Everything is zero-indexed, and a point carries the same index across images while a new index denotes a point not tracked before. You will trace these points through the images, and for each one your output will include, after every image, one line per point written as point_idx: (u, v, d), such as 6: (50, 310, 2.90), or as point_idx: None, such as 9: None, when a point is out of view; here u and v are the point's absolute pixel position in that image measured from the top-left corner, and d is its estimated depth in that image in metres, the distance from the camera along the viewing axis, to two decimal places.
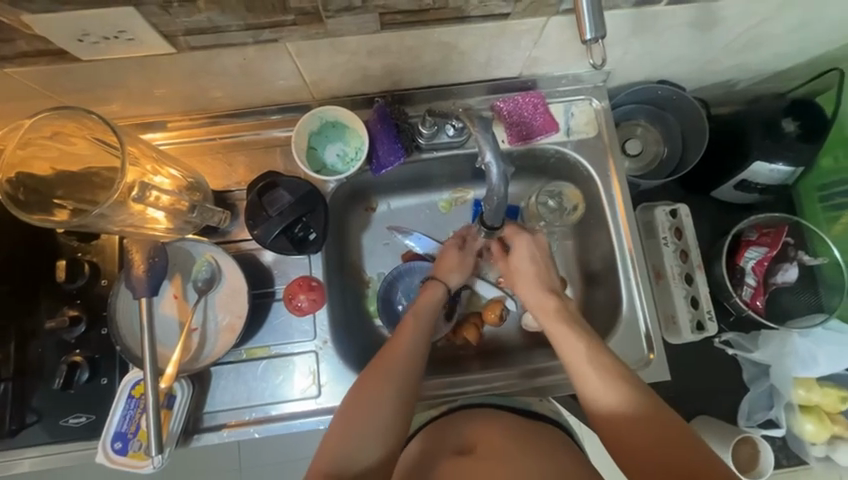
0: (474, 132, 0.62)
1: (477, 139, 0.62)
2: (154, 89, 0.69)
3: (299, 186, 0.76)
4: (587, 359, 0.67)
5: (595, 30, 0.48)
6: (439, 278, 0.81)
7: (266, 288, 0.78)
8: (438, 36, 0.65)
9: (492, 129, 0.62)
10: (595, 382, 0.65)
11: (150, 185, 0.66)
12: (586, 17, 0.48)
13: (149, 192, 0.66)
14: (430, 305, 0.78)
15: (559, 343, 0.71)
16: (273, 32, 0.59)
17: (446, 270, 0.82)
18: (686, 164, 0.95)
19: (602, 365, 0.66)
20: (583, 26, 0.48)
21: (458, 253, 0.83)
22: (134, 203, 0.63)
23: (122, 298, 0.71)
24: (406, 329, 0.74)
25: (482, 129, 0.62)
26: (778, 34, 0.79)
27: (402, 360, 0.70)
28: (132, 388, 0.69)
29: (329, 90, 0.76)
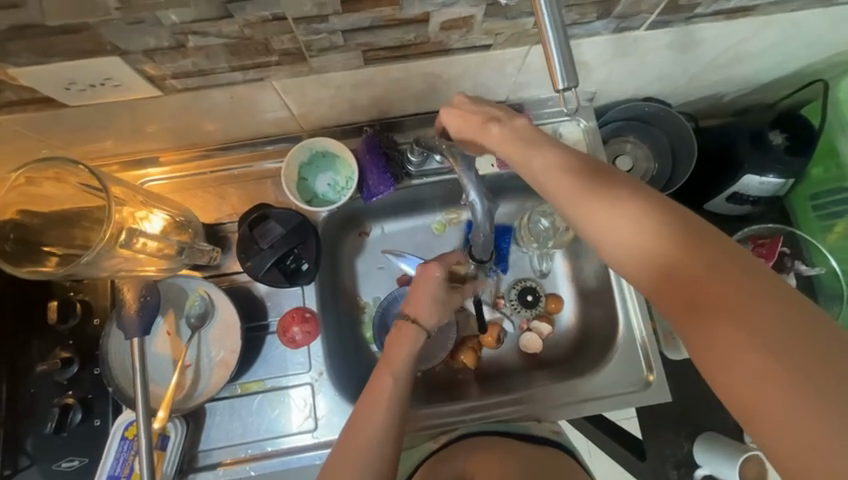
0: (458, 171, 0.63)
1: (460, 177, 0.64)
2: (144, 127, 0.70)
3: (290, 217, 0.76)
4: (615, 204, 0.49)
5: (567, 77, 0.46)
6: (417, 319, 0.68)
7: (259, 321, 0.77)
8: (422, 68, 0.66)
9: (475, 168, 0.64)
10: (597, 223, 0.49)
11: (138, 232, 0.65)
12: (556, 66, 0.45)
13: (137, 238, 0.65)
14: (405, 353, 0.65)
15: (547, 185, 0.54)
16: (258, 72, 0.60)
17: (419, 306, 0.69)
18: (677, 179, 0.96)
19: (625, 208, 0.48)
20: (554, 73, 0.46)
21: (432, 289, 0.70)
22: (122, 249, 0.62)
23: (114, 338, 0.70)
24: (387, 372, 0.63)
25: (466, 168, 0.64)
26: (759, 50, 0.80)
27: (389, 400, 0.60)
28: (125, 430, 0.68)
29: (318, 121, 0.77)
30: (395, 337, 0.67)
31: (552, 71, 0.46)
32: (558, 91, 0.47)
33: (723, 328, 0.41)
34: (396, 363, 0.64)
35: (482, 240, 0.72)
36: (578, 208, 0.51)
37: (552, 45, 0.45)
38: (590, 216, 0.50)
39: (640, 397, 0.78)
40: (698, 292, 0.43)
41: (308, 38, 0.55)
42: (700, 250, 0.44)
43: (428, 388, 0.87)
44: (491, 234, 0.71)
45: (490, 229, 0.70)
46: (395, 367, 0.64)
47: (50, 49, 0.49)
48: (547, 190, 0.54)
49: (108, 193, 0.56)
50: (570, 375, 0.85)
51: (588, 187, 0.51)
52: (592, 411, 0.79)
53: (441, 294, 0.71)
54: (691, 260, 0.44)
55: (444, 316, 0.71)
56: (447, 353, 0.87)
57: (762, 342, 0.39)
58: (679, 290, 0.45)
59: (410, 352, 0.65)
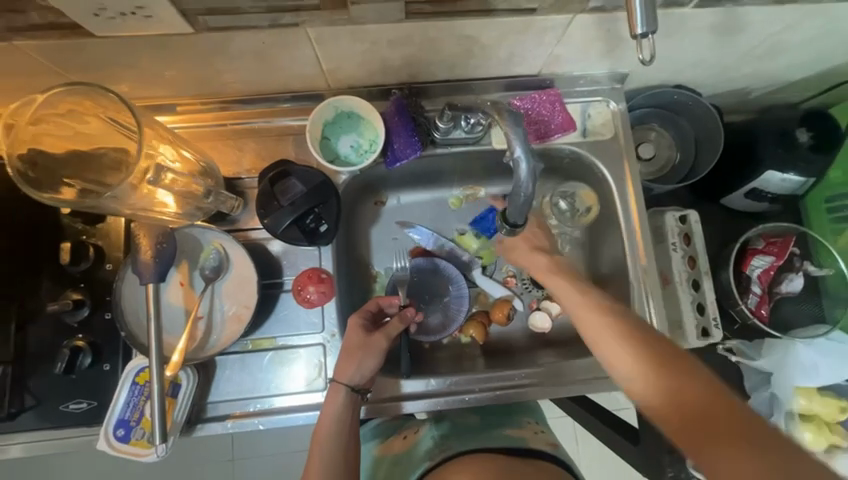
0: (505, 127, 0.60)
1: (506, 134, 0.60)
2: (168, 71, 0.68)
3: (312, 176, 0.75)
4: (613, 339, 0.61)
5: (646, 24, 0.49)
6: (341, 378, 0.70)
7: (273, 278, 0.77)
8: (461, 28, 0.64)
9: (523, 124, 0.60)
10: (624, 342, 0.60)
11: (164, 168, 0.63)
12: (637, 14, 0.49)
13: (164, 174, 0.63)
14: (335, 417, 0.69)
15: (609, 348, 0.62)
16: (295, 16, 0.58)
17: (342, 369, 0.70)
18: (699, 169, 0.96)
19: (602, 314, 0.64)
20: (633, 20, 0.49)
21: (362, 336, 0.73)
22: (147, 185, 0.61)
23: (128, 284, 0.69)
24: (317, 442, 0.67)
25: (512, 124, 0.60)
26: (799, 42, 0.78)
27: (333, 442, 0.67)
28: (136, 375, 0.68)
29: (346, 80, 0.75)
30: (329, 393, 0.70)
31: (631, 17, 0.50)
32: (635, 37, 0.50)
33: (720, 452, 0.49)
34: (326, 429, 0.68)
35: (521, 203, 0.67)
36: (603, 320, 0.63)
37: None
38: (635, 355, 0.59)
39: None
40: (691, 411, 0.52)
41: None
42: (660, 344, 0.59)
43: (436, 360, 0.88)
44: (532, 199, 0.66)
45: (532, 193, 0.65)
46: (326, 431, 0.68)
47: None
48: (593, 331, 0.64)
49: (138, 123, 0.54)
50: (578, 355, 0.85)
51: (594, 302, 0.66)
52: (597, 389, 0.80)
53: (363, 342, 0.72)
54: (677, 374, 0.56)
55: (369, 371, 0.71)
56: (455, 329, 0.88)
57: (740, 456, 0.48)
58: (715, 440, 0.50)
59: (337, 416, 0.69)
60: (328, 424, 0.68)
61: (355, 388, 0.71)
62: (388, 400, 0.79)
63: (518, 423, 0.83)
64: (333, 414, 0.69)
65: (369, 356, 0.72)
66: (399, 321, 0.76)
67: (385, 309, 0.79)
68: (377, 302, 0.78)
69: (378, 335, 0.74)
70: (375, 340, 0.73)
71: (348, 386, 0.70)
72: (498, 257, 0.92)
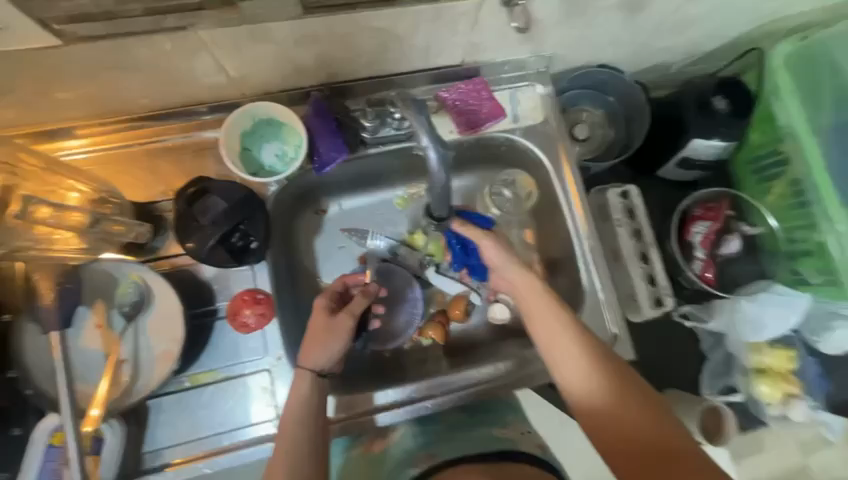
0: (407, 113, 0.59)
1: (411, 124, 0.59)
2: (52, 92, 0.61)
3: (234, 191, 0.69)
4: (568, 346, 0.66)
5: None
6: (306, 364, 0.66)
7: (207, 306, 0.71)
8: (368, 21, 0.61)
9: (426, 112, 0.59)
10: (577, 362, 0.65)
11: (36, 199, 0.57)
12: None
13: (35, 206, 0.56)
14: (299, 399, 0.64)
15: (562, 368, 0.65)
16: (180, 18, 0.53)
17: (309, 354, 0.66)
18: (633, 145, 0.98)
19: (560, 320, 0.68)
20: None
21: (326, 318, 0.69)
22: (13, 221, 0.54)
23: (30, 333, 0.63)
24: (284, 432, 0.61)
25: (416, 111, 0.59)
26: (702, 14, 0.82)
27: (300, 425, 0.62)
28: (51, 436, 0.60)
29: (260, 86, 0.70)
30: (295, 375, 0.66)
31: None
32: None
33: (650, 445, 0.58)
34: (290, 419, 0.62)
35: (438, 195, 0.66)
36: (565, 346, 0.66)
37: None
38: (581, 378, 0.64)
39: None
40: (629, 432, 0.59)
41: None
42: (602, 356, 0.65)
43: (398, 367, 0.84)
44: (448, 189, 0.66)
45: (446, 182, 0.65)
46: (291, 420, 0.62)
47: None
48: (554, 352, 0.67)
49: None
50: None
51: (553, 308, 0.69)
52: None
53: (327, 325, 0.68)
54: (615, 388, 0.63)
55: (337, 353, 0.67)
56: (414, 330, 0.85)
57: None
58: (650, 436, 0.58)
59: (303, 401, 0.64)
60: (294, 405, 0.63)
61: (321, 372, 0.67)
62: (365, 414, 0.75)
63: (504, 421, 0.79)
64: (297, 402, 0.64)
65: (333, 338, 0.68)
66: (362, 297, 0.73)
67: (351, 286, 0.78)
68: (344, 280, 0.77)
69: (344, 314, 0.70)
70: (339, 322, 0.69)
71: (314, 371, 0.66)
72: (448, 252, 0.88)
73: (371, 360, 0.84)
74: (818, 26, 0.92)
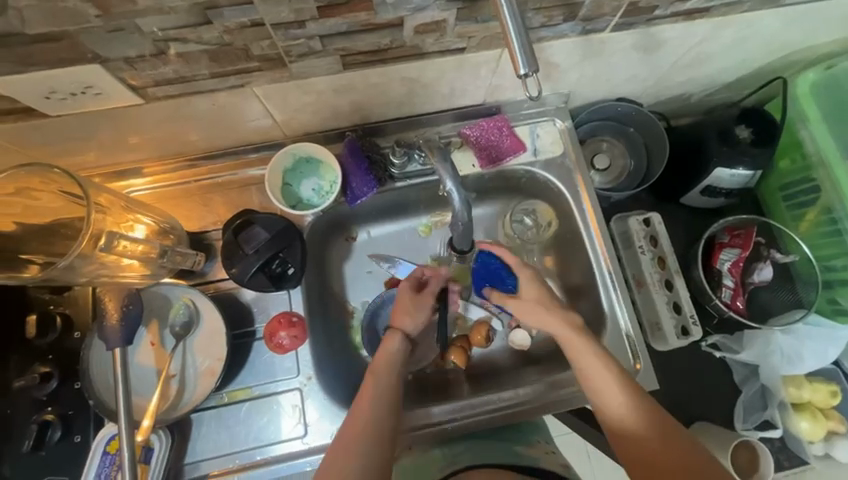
0: (434, 162, 0.66)
1: (437, 169, 0.66)
2: (127, 138, 0.70)
3: (275, 222, 0.76)
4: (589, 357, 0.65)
5: (528, 65, 0.47)
6: (397, 326, 0.75)
7: (246, 328, 0.77)
8: (399, 72, 0.68)
9: (452, 159, 0.65)
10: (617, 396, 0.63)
11: (117, 235, 0.65)
12: (518, 55, 0.47)
13: (117, 241, 0.65)
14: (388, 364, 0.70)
15: (600, 399, 0.64)
16: (239, 78, 0.61)
17: (402, 318, 0.76)
18: (653, 174, 0.99)
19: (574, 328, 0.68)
20: (516, 60, 0.47)
21: (413, 294, 0.78)
22: (101, 253, 0.63)
23: (95, 349, 0.69)
24: (372, 377, 0.68)
25: (441, 159, 0.65)
26: (720, 50, 0.84)
27: (387, 377, 0.69)
28: (107, 444, 0.66)
29: (301, 128, 0.78)
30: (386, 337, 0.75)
31: (514, 58, 0.47)
32: (520, 76, 0.48)
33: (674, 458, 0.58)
34: (382, 365, 0.70)
35: (461, 230, 0.73)
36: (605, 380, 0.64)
37: (512, 35, 0.47)
38: (621, 413, 0.62)
39: None
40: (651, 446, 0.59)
41: (287, 43, 0.56)
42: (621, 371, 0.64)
43: (420, 390, 0.87)
44: (471, 222, 0.72)
45: (468, 219, 0.71)
46: (382, 367, 0.70)
47: (30, 57, 0.50)
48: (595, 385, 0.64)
49: (84, 189, 0.58)
50: (561, 367, 0.84)
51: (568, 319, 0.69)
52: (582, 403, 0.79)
53: (414, 299, 0.78)
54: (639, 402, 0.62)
55: (422, 320, 0.77)
56: (435, 352, 0.86)
57: None
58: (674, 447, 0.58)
59: (393, 357, 0.71)
60: (381, 378, 0.68)
61: (408, 334, 0.76)
62: None
63: (529, 440, 0.81)
64: (389, 354, 0.72)
65: (420, 310, 0.78)
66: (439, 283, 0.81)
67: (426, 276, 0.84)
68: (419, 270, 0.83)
69: (426, 294, 0.79)
70: (424, 297, 0.79)
71: (404, 332, 0.75)
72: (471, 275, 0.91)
73: None
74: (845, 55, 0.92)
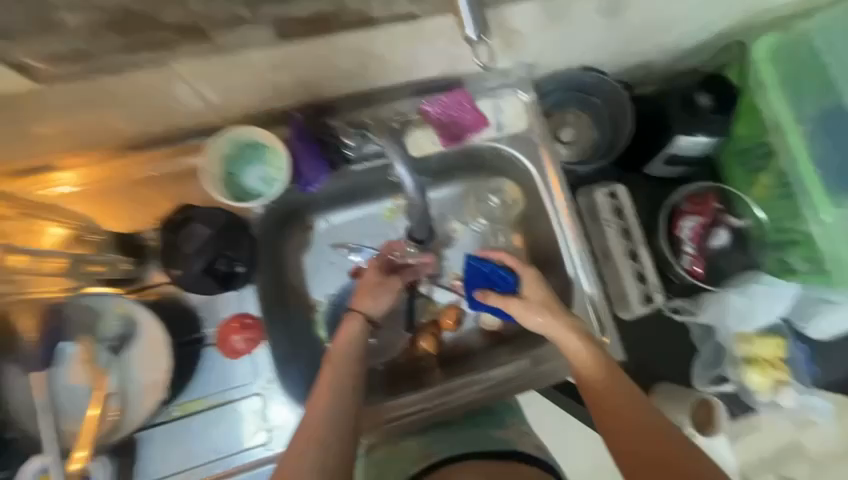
0: (384, 142, 0.64)
1: (387, 152, 0.64)
2: (28, 128, 0.60)
3: (217, 217, 0.69)
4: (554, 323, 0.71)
5: None
6: (359, 308, 0.74)
7: (194, 334, 0.71)
8: (346, 42, 0.61)
9: (400, 140, 0.64)
10: (578, 350, 0.69)
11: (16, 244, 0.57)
12: None
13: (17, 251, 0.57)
14: (348, 344, 0.69)
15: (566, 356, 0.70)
16: (155, 53, 0.53)
17: (366, 302, 0.75)
18: (618, 145, 0.97)
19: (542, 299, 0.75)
20: None
21: (377, 277, 0.78)
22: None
23: (17, 374, 0.64)
24: (331, 360, 0.66)
25: (390, 141, 0.64)
26: (680, 14, 0.82)
27: (344, 365, 0.66)
28: (37, 477, 0.59)
29: (241, 109, 0.70)
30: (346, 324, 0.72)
31: None
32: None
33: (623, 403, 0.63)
34: (340, 351, 0.68)
35: (417, 217, 0.74)
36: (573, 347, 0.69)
37: None
38: (584, 364, 0.68)
39: None
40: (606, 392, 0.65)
41: (206, 10, 0.48)
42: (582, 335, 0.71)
43: (393, 381, 0.84)
44: (425, 211, 0.73)
45: (423, 206, 0.72)
46: (341, 353, 0.68)
47: None
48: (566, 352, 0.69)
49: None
50: (533, 346, 0.85)
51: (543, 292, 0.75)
52: (555, 378, 0.80)
53: (380, 282, 0.77)
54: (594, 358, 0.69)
55: (386, 305, 0.76)
56: (408, 338, 0.86)
57: None
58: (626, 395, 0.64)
59: (353, 339, 0.70)
60: (339, 364, 0.66)
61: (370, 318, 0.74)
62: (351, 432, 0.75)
63: (504, 423, 0.80)
64: (345, 343, 0.69)
65: (384, 292, 0.77)
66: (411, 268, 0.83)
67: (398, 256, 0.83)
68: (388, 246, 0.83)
69: (395, 277, 0.79)
70: (392, 280, 0.78)
71: (364, 316, 0.73)
72: (440, 258, 0.88)
73: None
74: (795, 19, 0.93)
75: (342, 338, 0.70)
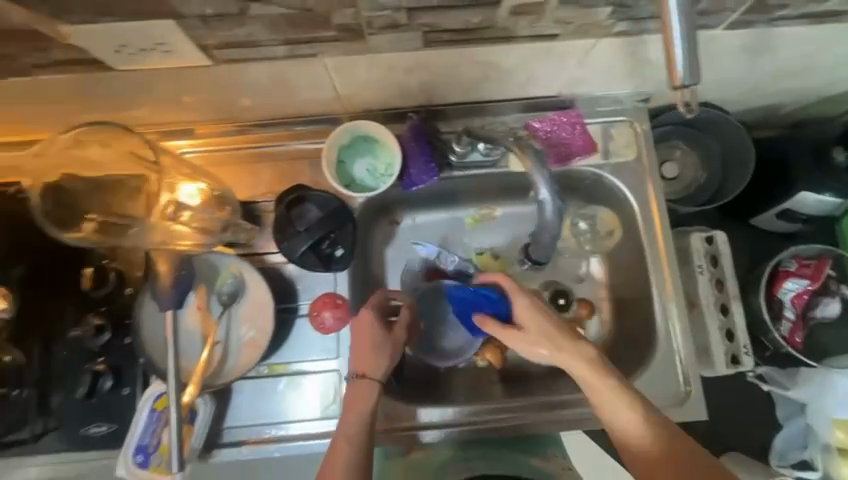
0: (529, 166, 0.66)
1: (531, 173, 0.66)
2: (187, 99, 0.68)
3: (327, 201, 0.74)
4: (597, 381, 0.64)
5: (689, 76, 0.45)
6: (368, 374, 0.69)
7: (289, 303, 0.76)
8: (480, 55, 0.63)
9: (547, 165, 0.66)
10: (623, 414, 0.62)
11: (181, 206, 0.69)
12: (678, 65, 0.45)
13: (181, 212, 0.69)
14: (358, 421, 0.66)
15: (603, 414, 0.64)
16: (312, 47, 0.57)
17: (365, 363, 0.69)
18: (726, 193, 0.92)
19: (581, 354, 0.66)
20: (674, 72, 0.45)
21: (382, 329, 0.71)
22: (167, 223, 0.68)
23: (146, 309, 0.70)
24: (342, 440, 0.64)
25: (537, 164, 0.66)
26: (833, 61, 0.75)
27: (358, 432, 0.65)
28: (155, 401, 0.68)
29: (361, 104, 0.73)
30: (354, 390, 0.68)
31: (673, 67, 0.45)
32: (676, 88, 0.46)
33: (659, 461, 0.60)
34: (346, 429, 0.65)
35: (546, 241, 0.72)
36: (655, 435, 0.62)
37: (675, 36, 0.44)
38: (628, 427, 0.62)
39: (674, 413, 0.75)
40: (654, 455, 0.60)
41: (371, 14, 0.52)
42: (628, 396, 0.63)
43: (453, 387, 0.85)
44: (558, 234, 0.71)
45: (557, 230, 0.70)
46: (346, 429, 0.65)
47: (109, 7, 0.47)
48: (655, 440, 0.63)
49: (154, 154, 0.65)
50: None
51: (585, 355, 0.65)
52: None
53: (386, 337, 0.71)
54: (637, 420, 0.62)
55: (394, 360, 0.71)
56: (472, 350, 0.85)
57: None
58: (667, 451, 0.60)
59: (363, 414, 0.66)
60: (353, 436, 0.65)
61: (382, 378, 0.70)
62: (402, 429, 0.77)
63: (545, 453, 0.79)
64: (358, 412, 0.66)
65: (388, 350, 0.71)
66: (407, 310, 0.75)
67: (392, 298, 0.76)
68: (382, 294, 0.73)
69: (397, 328, 0.73)
70: (396, 333, 0.72)
71: (376, 380, 0.69)
72: (523, 273, 0.86)
73: (420, 369, 0.86)
74: None
75: (356, 408, 0.66)
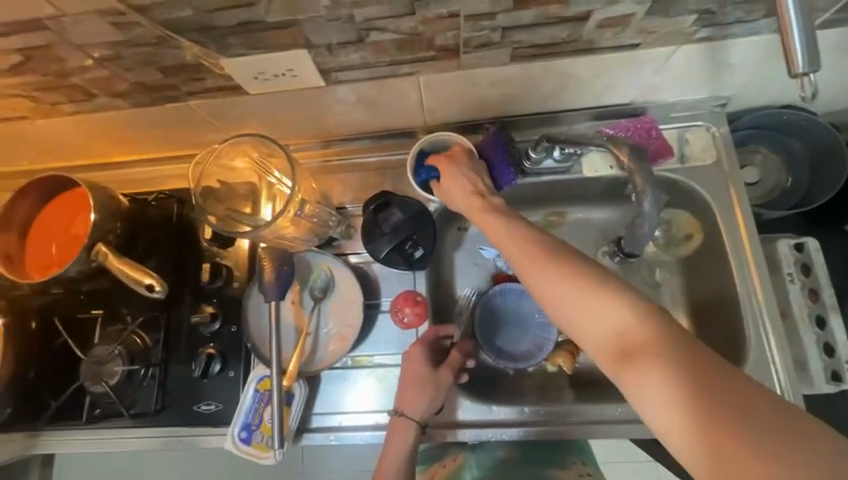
0: (630, 164, 0.66)
1: (629, 170, 0.67)
2: (293, 118, 0.78)
3: (410, 205, 0.80)
4: (596, 321, 0.50)
5: (808, 63, 0.44)
6: (407, 413, 0.74)
7: (372, 300, 0.82)
8: (561, 67, 0.68)
9: (646, 161, 0.66)
10: (641, 369, 0.46)
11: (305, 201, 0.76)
12: (795, 51, 0.44)
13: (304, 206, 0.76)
14: (400, 455, 0.73)
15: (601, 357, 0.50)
16: (412, 66, 0.65)
17: (407, 401, 0.75)
18: (817, 197, 0.88)
19: (579, 285, 0.52)
20: (791, 59, 0.44)
21: (426, 371, 0.76)
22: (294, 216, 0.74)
23: (254, 300, 0.81)
24: (384, 466, 0.73)
25: (637, 162, 0.66)
26: None
27: (399, 462, 0.73)
28: (259, 382, 0.77)
29: (441, 117, 0.80)
30: (393, 429, 0.74)
31: (789, 55, 0.45)
32: (794, 76, 0.45)
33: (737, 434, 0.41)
34: (389, 458, 0.73)
35: (646, 230, 0.71)
36: (700, 457, 0.42)
37: (792, 23, 0.44)
38: (647, 380, 0.46)
39: None
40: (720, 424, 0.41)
41: (470, 35, 0.59)
42: (663, 342, 0.46)
43: (523, 390, 0.86)
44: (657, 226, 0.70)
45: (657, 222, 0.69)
46: (390, 458, 0.73)
47: (258, 42, 0.58)
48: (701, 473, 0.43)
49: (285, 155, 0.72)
50: None
51: (580, 286, 0.52)
52: None
53: (430, 378, 0.76)
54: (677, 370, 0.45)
55: (437, 403, 0.75)
56: (543, 355, 0.85)
57: None
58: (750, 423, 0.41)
59: (405, 450, 0.73)
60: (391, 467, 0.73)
61: (422, 419, 0.75)
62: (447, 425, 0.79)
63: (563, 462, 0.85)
64: (400, 448, 0.73)
65: (431, 394, 0.75)
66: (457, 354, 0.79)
67: (445, 336, 0.80)
68: (435, 331, 0.79)
69: (444, 370, 0.77)
70: (442, 375, 0.77)
71: (416, 421, 0.74)
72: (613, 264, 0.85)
73: (493, 371, 0.88)
74: None
75: (395, 446, 0.73)
